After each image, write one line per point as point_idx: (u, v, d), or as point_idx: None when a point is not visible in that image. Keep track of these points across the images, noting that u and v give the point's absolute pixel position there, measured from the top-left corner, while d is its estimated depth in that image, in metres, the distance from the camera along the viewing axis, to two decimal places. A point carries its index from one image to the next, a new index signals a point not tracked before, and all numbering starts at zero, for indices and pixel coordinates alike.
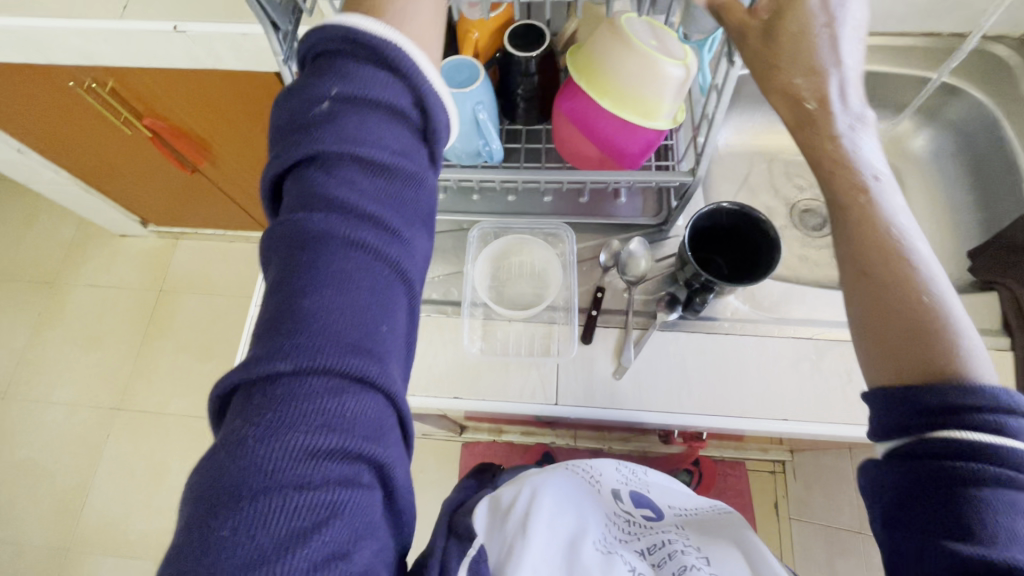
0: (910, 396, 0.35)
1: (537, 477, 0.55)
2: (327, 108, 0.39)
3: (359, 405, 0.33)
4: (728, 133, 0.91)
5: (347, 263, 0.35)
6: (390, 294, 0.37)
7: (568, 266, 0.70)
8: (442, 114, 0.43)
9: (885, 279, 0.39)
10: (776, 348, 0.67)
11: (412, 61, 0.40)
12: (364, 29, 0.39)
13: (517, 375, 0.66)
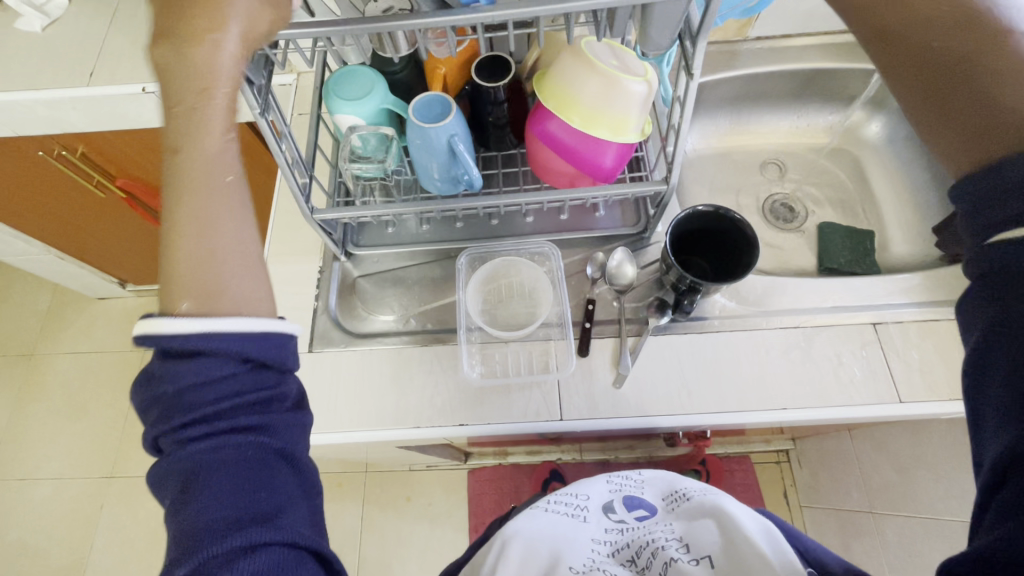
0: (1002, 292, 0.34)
1: (510, 529, 0.56)
2: (165, 390, 0.37)
3: (255, 564, 0.34)
4: (694, 139, 0.94)
5: (219, 476, 0.35)
6: (266, 468, 0.37)
7: (552, 285, 0.71)
8: (279, 338, 0.41)
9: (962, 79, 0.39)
10: (766, 340, 0.69)
11: (228, 332, 0.37)
12: (180, 331, 0.37)
13: (520, 395, 0.67)
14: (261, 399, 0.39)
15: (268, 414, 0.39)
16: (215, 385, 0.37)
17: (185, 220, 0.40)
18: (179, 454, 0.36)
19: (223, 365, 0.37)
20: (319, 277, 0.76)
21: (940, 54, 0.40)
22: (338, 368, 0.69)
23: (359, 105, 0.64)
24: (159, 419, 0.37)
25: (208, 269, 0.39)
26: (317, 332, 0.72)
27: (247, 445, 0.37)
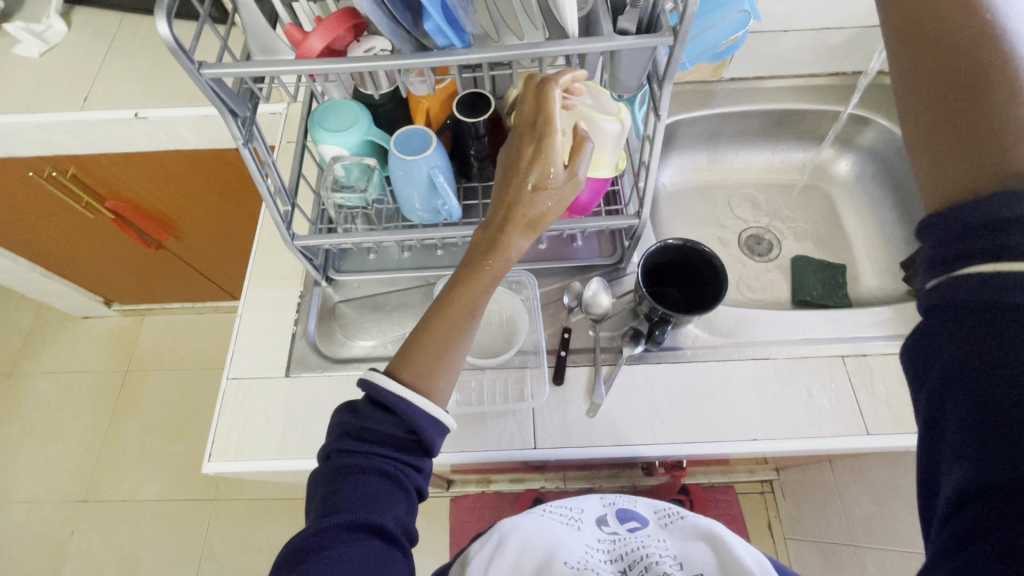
0: (956, 227, 0.33)
1: (507, 524, 0.57)
2: (355, 428, 0.47)
3: None
4: (673, 172, 0.97)
5: (361, 487, 0.44)
6: (393, 501, 0.45)
7: (528, 313, 0.72)
8: (437, 428, 0.49)
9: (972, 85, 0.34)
10: (738, 370, 0.70)
11: (408, 402, 0.47)
12: (388, 388, 0.47)
13: (494, 423, 0.67)
14: (404, 461, 0.47)
15: (404, 482, 0.46)
16: (384, 424, 0.47)
17: (442, 328, 0.48)
18: (341, 478, 0.45)
19: (393, 426, 0.47)
20: (299, 302, 0.77)
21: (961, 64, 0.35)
22: (315, 393, 0.70)
23: (343, 137, 0.66)
24: (340, 444, 0.47)
25: (426, 364, 0.48)
26: (295, 356, 0.73)
27: (387, 477, 0.45)
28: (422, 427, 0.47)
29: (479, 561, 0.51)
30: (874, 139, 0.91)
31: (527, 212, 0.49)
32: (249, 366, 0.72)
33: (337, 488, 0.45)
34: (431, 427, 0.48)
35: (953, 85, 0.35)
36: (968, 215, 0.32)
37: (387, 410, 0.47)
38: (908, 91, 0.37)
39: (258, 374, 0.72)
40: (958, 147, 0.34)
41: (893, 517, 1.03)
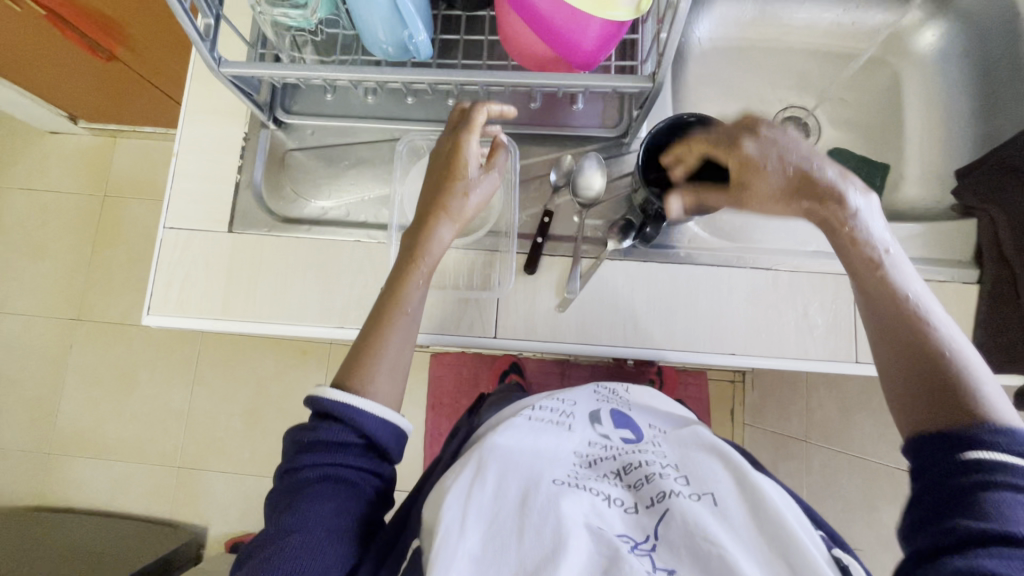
0: (937, 433, 0.39)
1: (486, 443, 0.51)
2: (308, 437, 0.47)
3: None
4: (713, 24, 0.78)
5: (311, 496, 0.44)
6: (349, 501, 0.45)
7: (502, 188, 0.62)
8: (391, 435, 0.49)
9: (917, 346, 0.43)
10: (732, 279, 0.62)
11: (357, 410, 0.47)
12: (334, 398, 0.47)
13: (455, 308, 0.61)
14: (361, 465, 0.47)
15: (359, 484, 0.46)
16: (336, 431, 0.47)
17: (378, 339, 0.51)
18: (297, 483, 0.45)
19: (343, 434, 0.47)
20: (244, 144, 0.65)
21: (897, 330, 0.44)
22: (259, 254, 0.63)
23: None
24: (295, 451, 0.47)
25: (372, 365, 0.50)
26: (239, 210, 0.64)
27: (340, 482, 0.46)
28: (373, 433, 0.47)
29: (451, 493, 0.46)
30: None
31: (450, 208, 0.55)
32: (187, 214, 0.64)
33: (288, 501, 0.45)
34: (383, 431, 0.48)
35: (898, 330, 0.44)
36: (949, 434, 0.38)
37: (337, 416, 0.47)
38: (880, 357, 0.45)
39: (197, 225, 0.64)
40: (924, 399, 0.41)
41: (852, 423, 1.05)
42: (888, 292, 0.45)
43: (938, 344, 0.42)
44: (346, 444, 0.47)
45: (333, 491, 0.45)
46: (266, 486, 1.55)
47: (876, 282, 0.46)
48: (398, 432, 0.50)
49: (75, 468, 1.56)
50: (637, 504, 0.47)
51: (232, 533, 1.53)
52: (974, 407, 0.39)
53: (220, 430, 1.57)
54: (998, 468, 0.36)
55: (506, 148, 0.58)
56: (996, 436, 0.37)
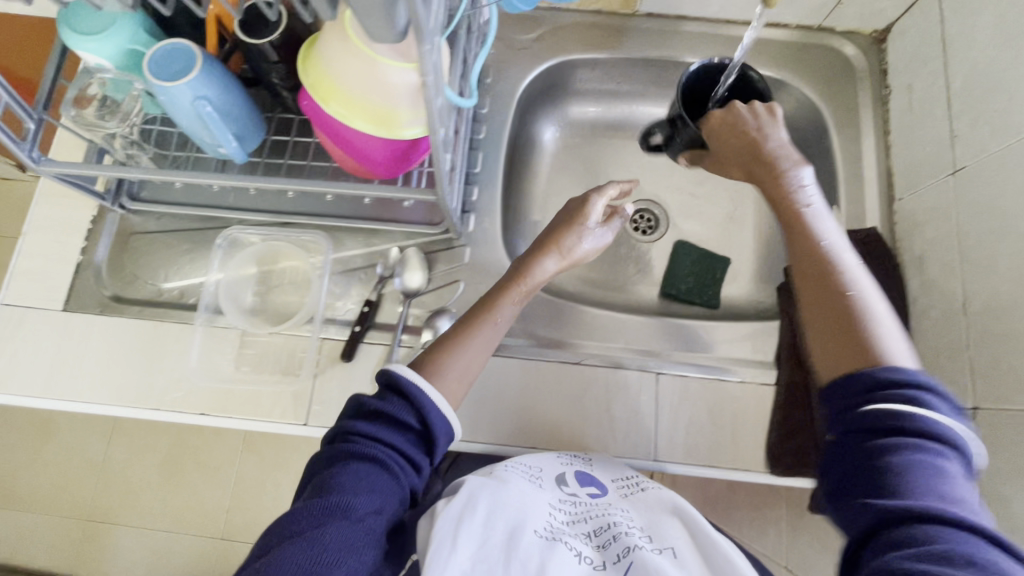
0: (848, 387, 0.44)
1: (475, 479, 0.52)
2: (374, 407, 0.50)
3: (342, 557, 0.41)
4: (566, 122, 0.82)
5: (355, 475, 0.46)
6: (389, 483, 0.47)
7: (322, 276, 0.66)
8: (442, 426, 0.51)
9: (831, 290, 0.49)
10: (542, 374, 0.65)
11: (422, 394, 0.50)
12: (407, 376, 0.50)
13: (269, 393, 0.63)
14: (409, 454, 0.49)
15: (403, 470, 0.48)
16: (404, 411, 0.50)
17: (464, 332, 0.57)
18: (348, 451, 0.48)
19: (405, 413, 0.49)
20: (90, 228, 0.68)
21: (806, 292, 0.50)
22: (89, 334, 0.65)
23: (92, 49, 0.53)
24: (356, 416, 0.50)
25: (455, 360, 0.55)
26: (76, 290, 0.67)
27: (388, 460, 0.48)
28: (428, 420, 0.50)
29: (444, 519, 0.46)
30: (798, 114, 0.76)
31: (564, 244, 0.62)
32: (27, 292, 0.66)
33: (333, 474, 0.46)
34: (440, 422, 0.50)
35: (824, 278, 0.50)
36: (849, 382, 0.44)
37: (409, 396, 0.50)
38: (800, 285, 0.51)
39: (35, 303, 0.66)
40: (838, 345, 0.47)
41: None
42: (809, 242, 0.52)
43: (842, 282, 0.49)
44: (403, 424, 0.49)
45: (382, 468, 0.47)
46: (175, 542, 1.51)
47: (804, 239, 0.53)
48: (450, 437, 0.52)
49: None
50: (604, 561, 0.48)
51: None
52: (876, 353, 0.45)
53: (133, 482, 1.54)
54: (900, 421, 0.41)
55: (625, 220, 0.66)
56: (897, 396, 0.42)
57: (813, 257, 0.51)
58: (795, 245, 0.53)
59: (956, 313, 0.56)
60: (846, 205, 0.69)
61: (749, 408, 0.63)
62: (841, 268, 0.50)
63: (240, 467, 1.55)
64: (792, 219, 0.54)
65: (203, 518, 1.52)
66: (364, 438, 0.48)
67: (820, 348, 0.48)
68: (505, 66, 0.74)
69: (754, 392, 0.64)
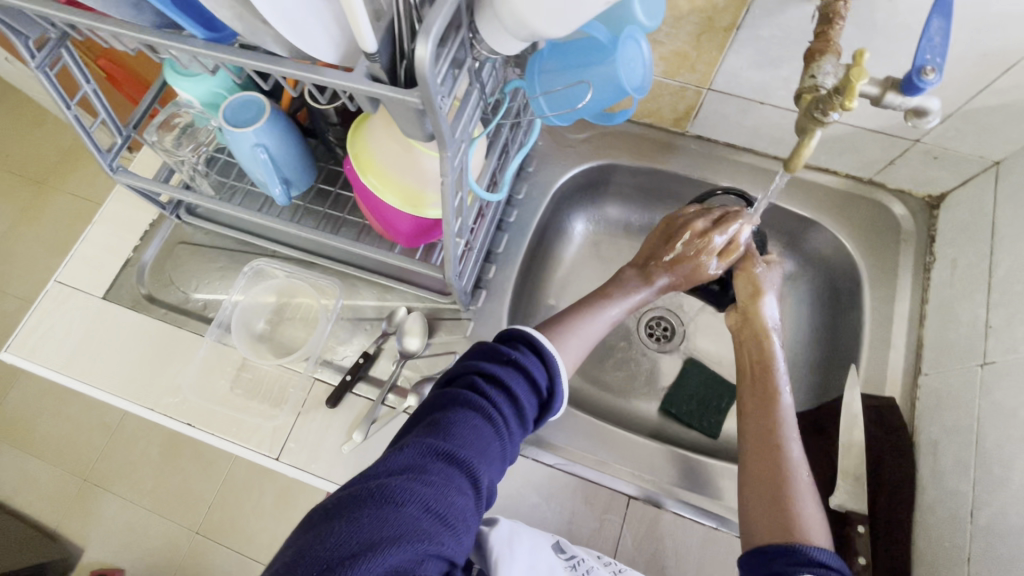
0: (770, 551, 0.48)
1: (510, 524, 0.56)
2: (504, 361, 0.55)
3: (454, 502, 0.43)
4: (600, 220, 0.84)
5: (478, 425, 0.50)
6: (503, 441, 0.51)
7: (329, 319, 0.69)
8: (556, 404, 0.56)
9: (768, 450, 0.55)
10: (515, 467, 0.64)
11: (555, 368, 0.56)
12: (540, 339, 0.58)
13: (252, 420, 0.65)
14: (519, 420, 0.53)
15: (514, 433, 0.52)
16: (536, 369, 0.56)
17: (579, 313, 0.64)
18: (473, 394, 0.52)
19: (533, 377, 0.55)
20: (147, 230, 0.76)
21: (752, 440, 0.57)
22: (116, 324, 0.71)
23: (187, 86, 0.61)
24: (483, 362, 0.55)
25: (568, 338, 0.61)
26: (119, 282, 0.73)
27: (509, 416, 0.52)
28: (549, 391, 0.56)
29: (500, 539, 0.53)
30: (834, 261, 0.74)
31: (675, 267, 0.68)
32: (79, 275, 0.74)
33: (458, 416, 0.50)
34: (556, 400, 0.56)
35: (771, 436, 0.56)
36: (770, 550, 0.48)
37: (540, 359, 0.57)
38: (747, 436, 0.57)
39: (82, 286, 0.73)
40: (766, 504, 0.52)
41: None
42: (767, 407, 0.58)
43: (785, 449, 0.55)
44: (528, 388, 0.55)
45: (503, 422, 0.51)
46: (155, 523, 1.55)
47: (760, 403, 0.59)
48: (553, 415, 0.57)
49: None
50: None
51: (104, 562, 1.52)
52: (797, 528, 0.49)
53: (136, 453, 1.61)
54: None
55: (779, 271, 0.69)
56: (815, 558, 0.46)
57: (766, 415, 0.58)
58: (755, 401, 0.59)
59: (962, 519, 0.52)
60: (867, 367, 0.66)
61: (719, 561, 0.59)
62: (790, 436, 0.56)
63: (234, 466, 1.58)
64: (758, 382, 0.61)
65: (186, 506, 1.56)
66: (493, 386, 0.53)
67: (754, 501, 0.53)
68: (550, 159, 0.78)
69: (729, 543, 0.60)
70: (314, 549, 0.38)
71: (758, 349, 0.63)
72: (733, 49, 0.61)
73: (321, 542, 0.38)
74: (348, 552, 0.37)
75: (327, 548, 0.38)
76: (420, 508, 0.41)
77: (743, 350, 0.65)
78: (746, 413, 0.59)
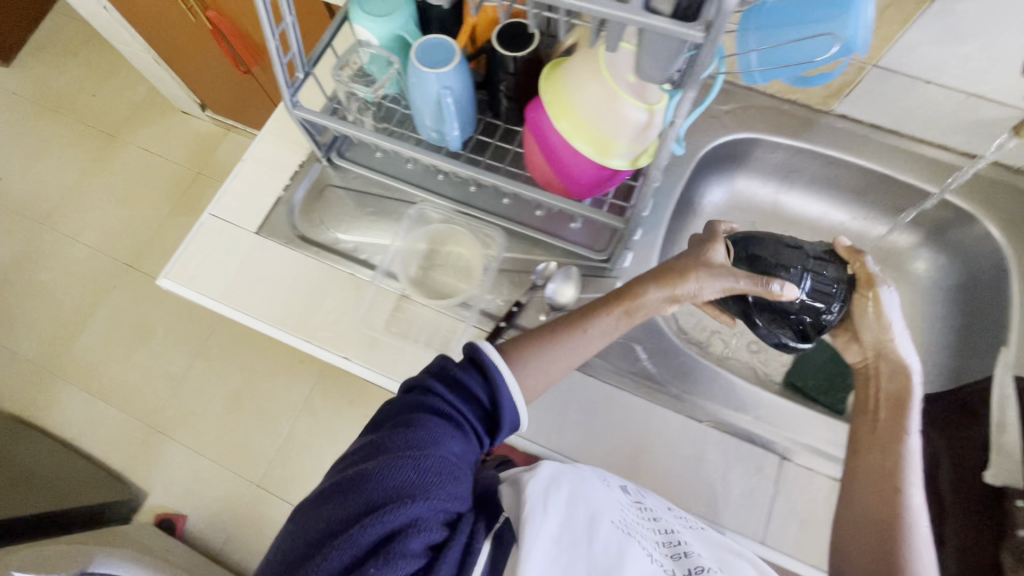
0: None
1: (565, 469, 0.53)
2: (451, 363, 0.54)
3: (433, 474, 0.45)
4: (730, 194, 0.85)
5: (438, 424, 0.49)
6: (461, 437, 0.50)
7: (485, 270, 0.71)
8: (510, 395, 0.54)
9: (881, 492, 0.55)
10: (664, 422, 0.65)
11: (499, 367, 0.54)
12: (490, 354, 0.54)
13: (407, 359, 0.67)
14: (473, 412, 0.52)
15: (472, 426, 0.52)
16: (478, 382, 0.53)
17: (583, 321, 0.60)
18: (428, 394, 0.51)
19: (475, 380, 0.53)
20: (296, 170, 0.77)
21: (868, 472, 0.57)
22: (270, 259, 0.72)
23: (374, 25, 0.63)
24: (436, 366, 0.54)
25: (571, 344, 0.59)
26: (270, 219, 0.75)
27: (456, 416, 0.51)
28: (499, 387, 0.53)
29: (535, 489, 0.48)
30: (977, 248, 0.74)
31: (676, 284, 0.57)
32: (231, 209, 0.75)
33: (415, 415, 0.49)
34: (510, 403, 0.54)
35: (886, 477, 0.56)
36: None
37: (488, 368, 0.54)
38: (862, 468, 0.57)
39: (235, 219, 0.75)
40: (875, 543, 0.54)
41: None
42: (893, 449, 0.57)
43: (895, 491, 0.55)
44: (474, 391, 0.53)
45: (457, 416, 0.51)
46: (216, 473, 1.58)
47: (882, 440, 0.57)
48: (515, 420, 0.55)
49: (64, 392, 1.67)
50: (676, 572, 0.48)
51: (166, 506, 1.55)
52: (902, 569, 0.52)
53: (200, 403, 1.64)
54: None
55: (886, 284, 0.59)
56: None
57: (880, 454, 0.57)
58: (878, 436, 0.58)
59: None
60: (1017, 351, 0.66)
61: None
62: (908, 479, 0.55)
63: (294, 423, 1.61)
64: (891, 417, 0.58)
65: (246, 459, 1.58)
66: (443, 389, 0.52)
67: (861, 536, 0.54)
68: (694, 129, 0.79)
69: None
70: (315, 526, 0.44)
71: (891, 391, 0.59)
72: (918, 24, 0.61)
73: (320, 519, 0.44)
74: (342, 522, 0.43)
75: (325, 526, 0.43)
76: (399, 483, 0.44)
77: (867, 385, 0.61)
78: (863, 444, 0.58)
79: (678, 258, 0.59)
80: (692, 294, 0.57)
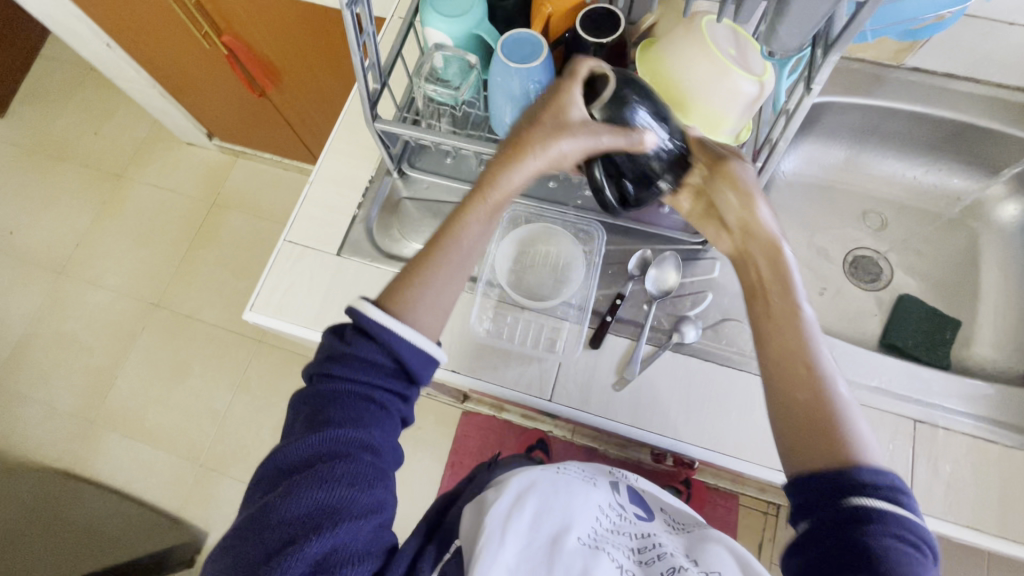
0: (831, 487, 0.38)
1: (531, 484, 0.55)
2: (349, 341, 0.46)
3: (342, 492, 0.41)
4: (798, 162, 0.84)
5: (347, 415, 0.44)
6: (372, 426, 0.44)
7: (583, 267, 0.69)
8: (414, 354, 0.46)
9: (805, 369, 0.43)
10: None
11: (398, 335, 0.45)
12: (373, 315, 0.45)
13: (516, 365, 0.66)
14: (387, 389, 0.46)
15: (388, 407, 0.46)
16: (377, 351, 0.46)
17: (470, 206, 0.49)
18: (330, 390, 0.45)
19: (377, 354, 0.46)
20: (368, 186, 0.75)
21: (796, 345, 0.44)
22: (357, 279, 0.71)
23: (450, 26, 0.61)
24: (329, 354, 0.47)
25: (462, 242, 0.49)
26: (350, 238, 0.72)
27: (365, 401, 0.45)
28: (403, 354, 0.46)
29: (494, 514, 0.49)
30: None
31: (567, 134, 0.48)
32: (308, 233, 0.73)
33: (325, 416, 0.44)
34: (418, 358, 0.47)
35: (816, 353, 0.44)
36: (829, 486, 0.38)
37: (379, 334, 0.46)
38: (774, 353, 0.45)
39: (313, 243, 0.73)
40: (818, 440, 0.40)
41: None
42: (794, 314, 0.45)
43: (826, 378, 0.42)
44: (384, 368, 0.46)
45: (366, 409, 0.45)
46: None
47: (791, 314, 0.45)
48: (430, 365, 0.48)
49: (107, 441, 1.63)
50: None
51: None
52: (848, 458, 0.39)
53: (248, 435, 1.61)
54: (879, 517, 0.35)
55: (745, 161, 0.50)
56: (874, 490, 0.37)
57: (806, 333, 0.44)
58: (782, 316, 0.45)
59: None
60: None
61: (1001, 473, 0.61)
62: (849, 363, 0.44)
63: None
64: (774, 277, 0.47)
65: None
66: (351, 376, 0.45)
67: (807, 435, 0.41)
68: None
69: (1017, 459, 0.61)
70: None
71: (773, 270, 0.48)
72: None
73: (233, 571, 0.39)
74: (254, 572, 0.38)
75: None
76: (304, 517, 0.40)
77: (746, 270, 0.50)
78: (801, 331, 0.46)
79: (530, 123, 0.49)
80: (556, 160, 0.48)
